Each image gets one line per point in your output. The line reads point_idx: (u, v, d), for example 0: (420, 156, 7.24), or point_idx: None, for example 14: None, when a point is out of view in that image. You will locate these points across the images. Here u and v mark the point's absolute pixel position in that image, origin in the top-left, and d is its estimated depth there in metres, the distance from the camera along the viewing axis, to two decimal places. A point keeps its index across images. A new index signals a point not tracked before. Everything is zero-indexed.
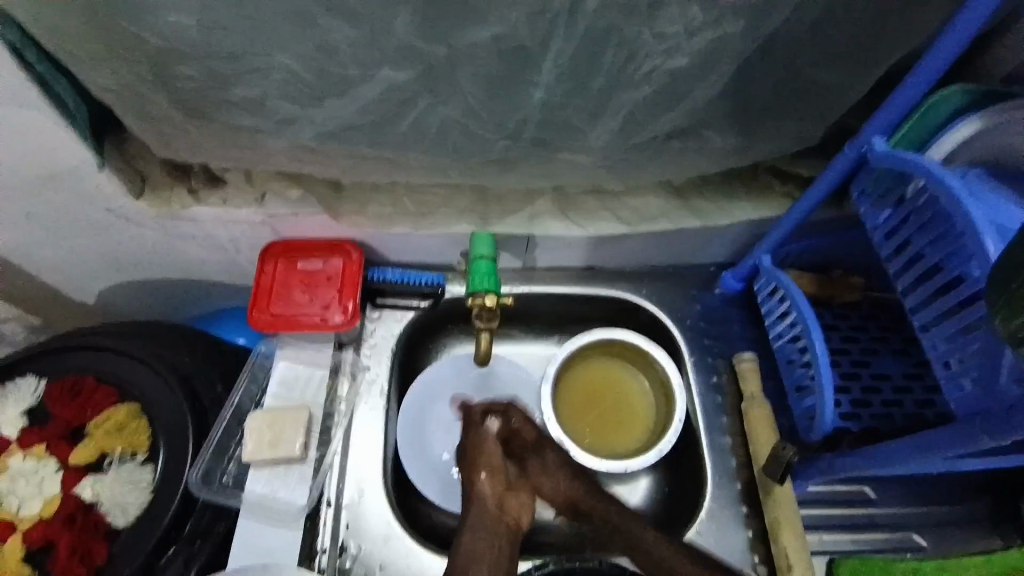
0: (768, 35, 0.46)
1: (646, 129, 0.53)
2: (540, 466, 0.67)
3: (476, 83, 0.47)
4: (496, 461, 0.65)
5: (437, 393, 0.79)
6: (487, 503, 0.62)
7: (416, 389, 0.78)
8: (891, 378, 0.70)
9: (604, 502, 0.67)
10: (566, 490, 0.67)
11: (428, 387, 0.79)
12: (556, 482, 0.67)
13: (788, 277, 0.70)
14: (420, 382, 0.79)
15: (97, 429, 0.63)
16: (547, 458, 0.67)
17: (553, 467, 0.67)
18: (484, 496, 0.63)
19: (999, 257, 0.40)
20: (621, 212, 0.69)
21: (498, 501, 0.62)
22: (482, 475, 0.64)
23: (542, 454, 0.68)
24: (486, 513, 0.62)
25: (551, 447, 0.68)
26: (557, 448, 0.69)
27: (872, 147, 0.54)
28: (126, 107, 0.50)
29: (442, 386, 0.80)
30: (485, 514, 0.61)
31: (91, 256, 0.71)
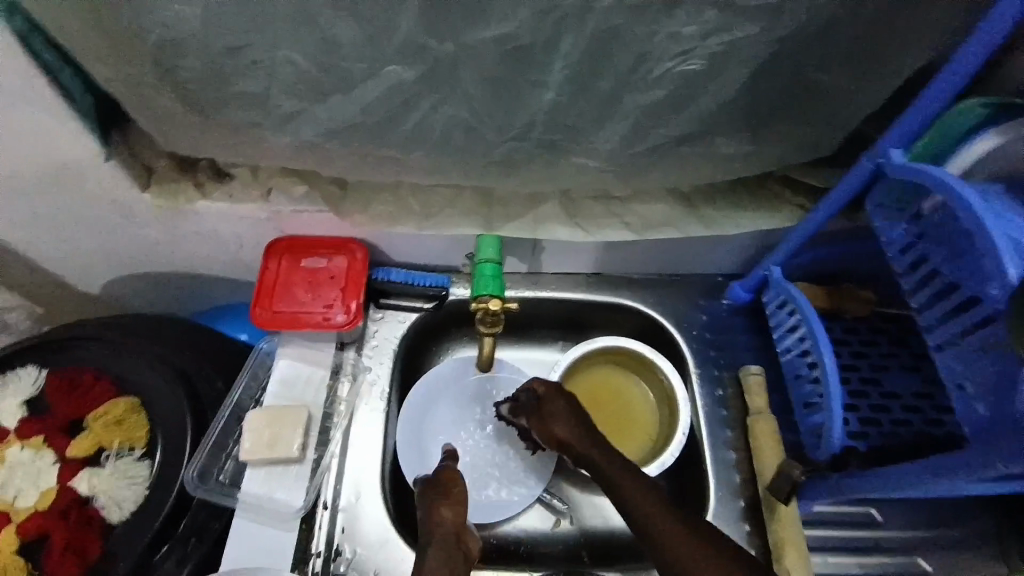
0: (785, 40, 0.45)
1: (655, 133, 0.52)
2: (547, 411, 0.67)
3: (483, 82, 0.46)
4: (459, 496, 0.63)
5: (439, 395, 0.79)
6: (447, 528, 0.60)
7: (417, 390, 0.78)
8: (901, 397, 0.68)
9: (597, 449, 0.63)
10: (562, 429, 0.65)
11: (430, 391, 0.78)
12: (559, 427, 0.66)
13: (797, 290, 0.69)
14: (421, 383, 0.79)
15: (96, 422, 0.62)
16: (552, 404, 0.67)
17: (560, 412, 0.66)
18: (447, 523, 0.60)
19: None
20: (628, 217, 0.67)
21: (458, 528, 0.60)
22: (445, 508, 0.62)
23: (553, 400, 0.67)
24: (448, 541, 0.59)
25: (559, 394, 0.68)
26: (567, 396, 0.68)
27: (889, 159, 0.52)
28: (130, 98, 0.49)
29: (444, 388, 0.79)
30: (446, 539, 0.59)
31: (95, 248, 0.71)
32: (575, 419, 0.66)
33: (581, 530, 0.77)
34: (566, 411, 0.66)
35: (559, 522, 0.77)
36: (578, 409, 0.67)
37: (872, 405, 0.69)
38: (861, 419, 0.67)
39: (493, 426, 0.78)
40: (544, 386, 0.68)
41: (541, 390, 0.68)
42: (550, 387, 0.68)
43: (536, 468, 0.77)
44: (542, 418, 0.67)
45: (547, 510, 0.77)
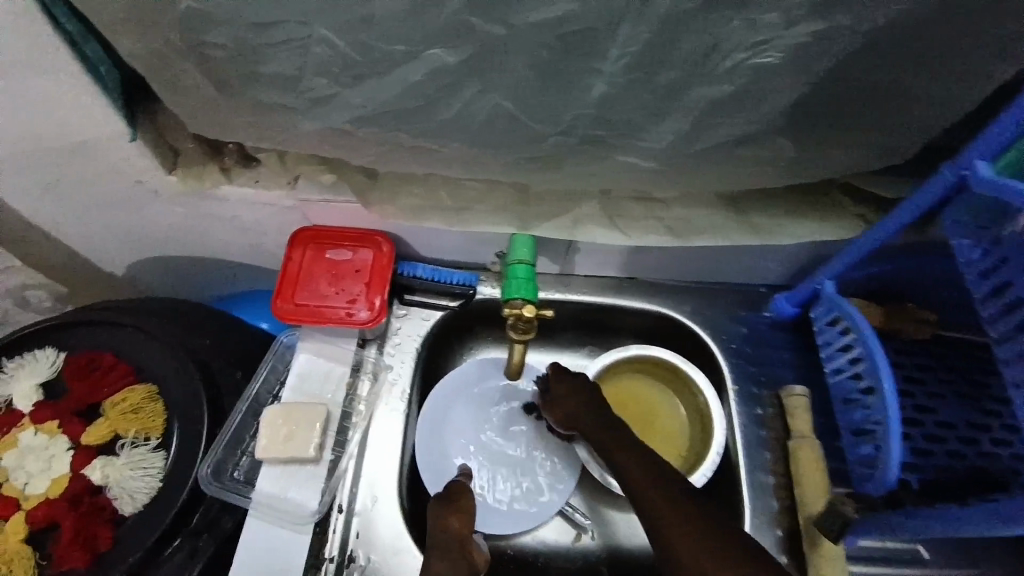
0: (873, 34, 0.40)
1: (714, 133, 0.47)
2: (553, 392, 0.68)
3: (532, 70, 0.42)
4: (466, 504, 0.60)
5: (460, 397, 0.76)
6: (450, 538, 0.57)
7: (438, 391, 0.75)
8: (957, 428, 0.64)
9: (593, 436, 0.63)
10: (561, 413, 0.67)
11: (449, 391, 0.76)
12: (560, 410, 0.67)
13: (853, 308, 0.63)
14: (443, 384, 0.76)
15: (113, 408, 0.60)
16: (555, 389, 0.68)
17: (558, 396, 0.67)
18: (449, 534, 0.57)
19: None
20: (671, 221, 0.63)
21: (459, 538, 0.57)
22: (454, 518, 0.58)
23: (553, 384, 0.69)
24: (449, 545, 0.56)
25: (562, 379, 0.68)
26: (571, 382, 0.67)
27: (974, 170, 0.47)
28: (156, 76, 0.46)
29: (466, 390, 0.76)
30: (448, 543, 0.56)
31: (119, 228, 0.69)
32: (570, 404, 0.66)
33: (603, 546, 0.73)
34: (571, 393, 0.66)
35: (580, 537, 0.73)
36: (577, 394, 0.66)
37: (926, 435, 0.64)
38: (914, 450, 0.63)
39: (517, 430, 0.75)
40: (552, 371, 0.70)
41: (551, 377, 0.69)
42: (559, 371, 0.69)
43: (558, 478, 0.74)
44: (551, 401, 0.69)
45: (568, 523, 0.74)
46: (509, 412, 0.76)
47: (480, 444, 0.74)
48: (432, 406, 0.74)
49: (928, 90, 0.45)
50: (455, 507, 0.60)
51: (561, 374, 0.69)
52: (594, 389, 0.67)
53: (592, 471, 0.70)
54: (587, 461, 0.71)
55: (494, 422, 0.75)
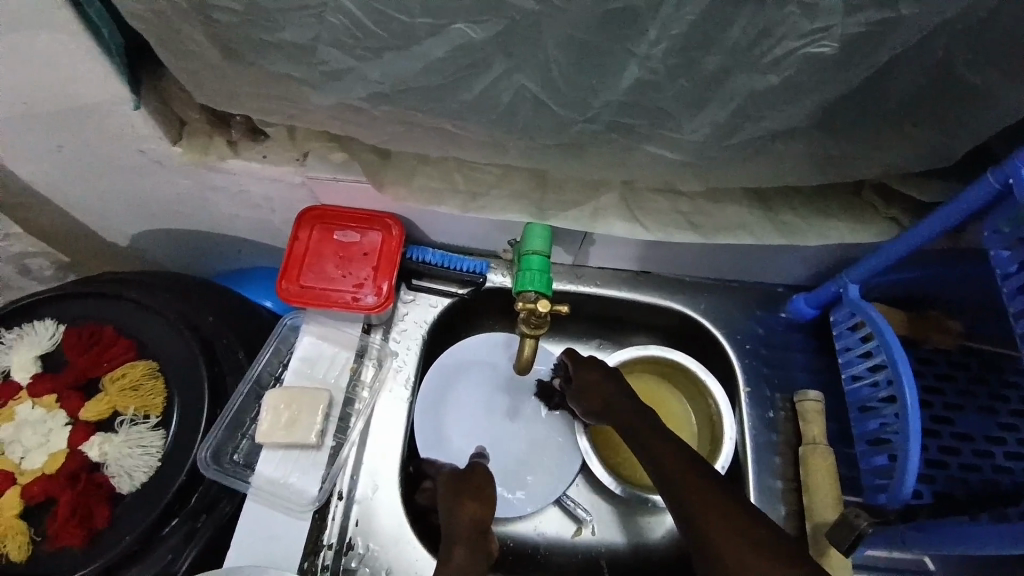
0: (936, 27, 0.37)
1: (751, 126, 0.45)
2: (583, 382, 0.63)
3: (563, 51, 0.40)
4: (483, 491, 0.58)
5: (463, 375, 0.74)
6: (460, 527, 0.54)
7: (440, 366, 0.74)
8: (974, 441, 0.62)
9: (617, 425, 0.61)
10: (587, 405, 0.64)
11: (442, 375, 0.74)
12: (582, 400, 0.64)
13: (876, 313, 0.61)
14: (445, 359, 0.74)
15: (112, 384, 0.59)
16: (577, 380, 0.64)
17: (581, 387, 0.63)
18: (461, 521, 0.55)
19: None
20: (695, 217, 0.61)
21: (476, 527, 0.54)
22: (469, 506, 0.56)
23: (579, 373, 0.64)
24: (471, 535, 0.54)
25: (581, 369, 0.64)
26: (588, 369, 0.64)
27: (1020, 179, 0.44)
28: (160, 39, 0.44)
29: (472, 367, 0.75)
30: (471, 536, 0.54)
31: (122, 198, 0.67)
32: (591, 399, 0.63)
33: (602, 541, 0.72)
34: (601, 387, 0.62)
35: (580, 531, 0.72)
36: (591, 386, 0.63)
37: (940, 446, 0.62)
38: (928, 460, 0.61)
39: (515, 411, 0.74)
40: (575, 363, 0.65)
41: (576, 369, 0.64)
42: (580, 361, 0.65)
43: (561, 460, 0.72)
44: (579, 393, 0.64)
45: (567, 517, 0.72)
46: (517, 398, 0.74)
47: (482, 429, 0.72)
48: (433, 381, 0.73)
49: (986, 87, 0.42)
50: (474, 493, 0.57)
51: (592, 363, 0.64)
52: (615, 383, 0.62)
53: (618, 491, 0.69)
54: (613, 484, 0.69)
55: (501, 403, 0.74)
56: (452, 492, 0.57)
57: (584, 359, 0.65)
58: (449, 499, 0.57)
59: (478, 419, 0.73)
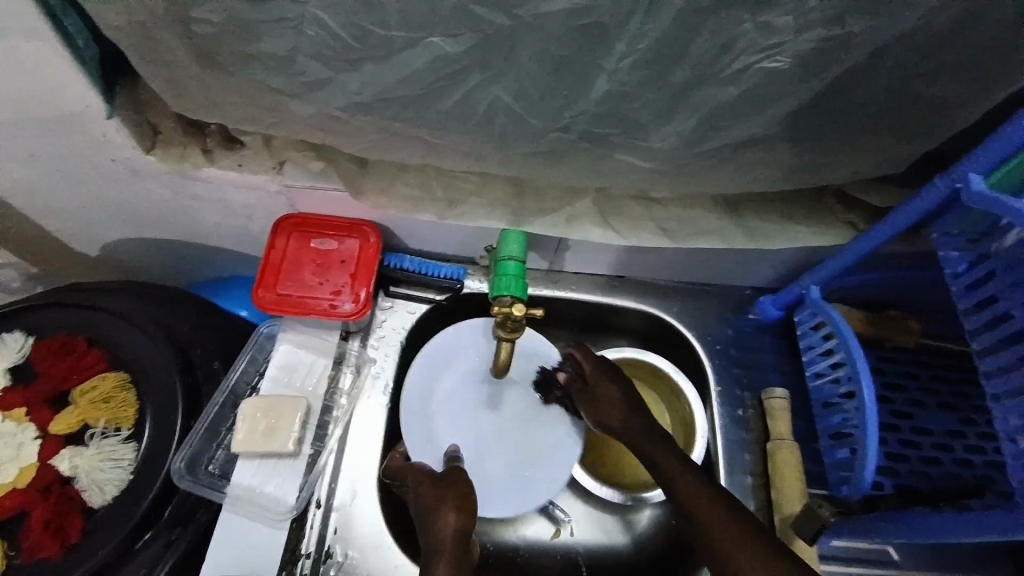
0: (883, 45, 0.40)
1: (717, 135, 0.47)
2: (599, 396, 0.66)
3: (536, 63, 0.41)
4: (462, 496, 0.58)
5: (450, 369, 0.69)
6: (443, 538, 0.55)
7: (423, 357, 0.69)
8: (933, 434, 0.65)
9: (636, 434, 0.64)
10: (615, 415, 0.65)
11: (428, 366, 0.69)
12: (609, 409, 0.65)
13: (837, 314, 0.64)
14: (431, 349, 0.70)
15: (83, 397, 0.58)
16: (605, 391, 0.66)
17: (608, 398, 0.66)
18: (444, 533, 0.55)
19: None
20: (666, 222, 0.63)
21: (458, 540, 0.55)
22: (452, 514, 0.56)
23: (603, 384, 0.66)
24: (456, 550, 0.54)
25: (608, 382, 0.66)
26: (614, 379, 0.67)
27: (967, 184, 0.47)
28: (138, 49, 0.44)
29: (459, 359, 0.70)
30: (456, 549, 0.55)
31: (95, 207, 0.66)
32: (620, 411, 0.65)
33: (580, 542, 0.72)
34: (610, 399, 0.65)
35: (560, 532, 0.72)
36: (628, 399, 0.66)
37: (901, 440, 0.65)
38: (889, 453, 0.63)
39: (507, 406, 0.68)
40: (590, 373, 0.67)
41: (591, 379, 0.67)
42: (599, 367, 0.67)
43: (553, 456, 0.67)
44: (592, 404, 0.66)
45: (546, 518, 0.73)
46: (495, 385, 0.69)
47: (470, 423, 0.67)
48: (417, 374, 0.69)
49: (933, 99, 0.45)
50: (459, 504, 0.57)
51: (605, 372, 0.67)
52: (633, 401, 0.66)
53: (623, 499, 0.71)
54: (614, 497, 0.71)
55: (478, 393, 0.69)
56: (433, 495, 0.58)
57: (608, 370, 0.67)
58: (427, 506, 0.57)
59: (466, 414, 0.68)
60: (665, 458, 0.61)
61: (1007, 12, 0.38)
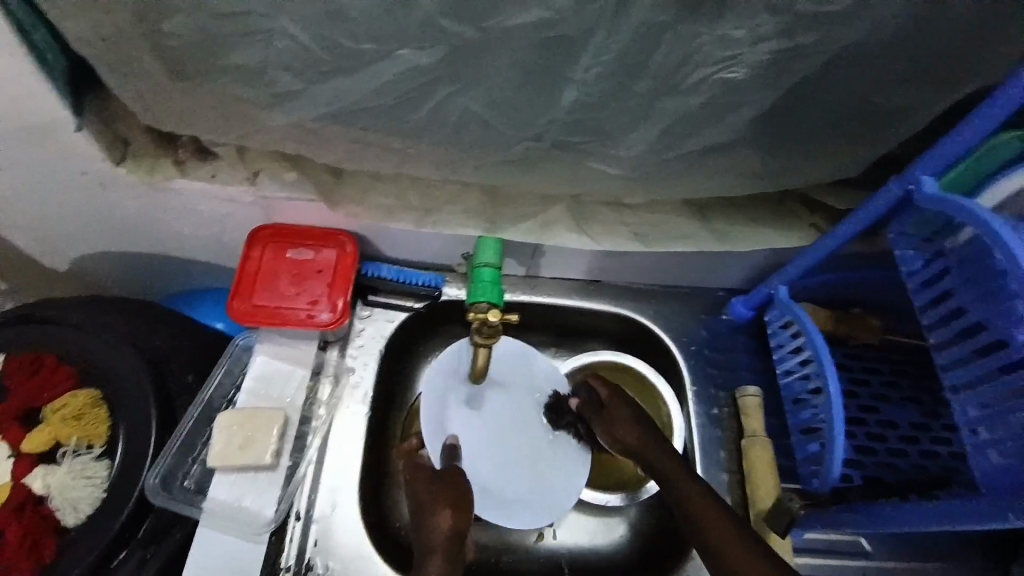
0: (834, 55, 0.41)
1: (682, 142, 0.49)
2: (613, 416, 0.64)
3: (504, 74, 0.42)
4: (458, 495, 0.57)
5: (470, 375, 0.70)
6: (435, 537, 0.54)
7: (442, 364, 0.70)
8: (899, 427, 0.67)
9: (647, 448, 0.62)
10: (633, 435, 0.63)
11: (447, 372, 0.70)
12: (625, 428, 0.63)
13: (804, 313, 0.66)
14: (450, 354, 0.70)
15: (54, 414, 0.57)
16: (617, 409, 0.64)
17: (622, 418, 0.64)
18: (436, 532, 0.54)
19: None
20: (638, 227, 0.64)
21: (454, 540, 0.54)
22: (446, 512, 0.55)
23: (618, 406, 0.64)
24: (450, 549, 0.53)
25: (621, 401, 0.65)
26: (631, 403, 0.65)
27: (920, 185, 0.49)
28: (106, 62, 0.43)
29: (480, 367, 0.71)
30: (450, 548, 0.54)
31: (63, 221, 0.65)
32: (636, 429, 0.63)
33: (563, 545, 0.73)
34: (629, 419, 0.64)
35: (542, 536, 0.73)
36: (642, 417, 0.64)
37: (868, 433, 0.66)
38: (858, 446, 0.65)
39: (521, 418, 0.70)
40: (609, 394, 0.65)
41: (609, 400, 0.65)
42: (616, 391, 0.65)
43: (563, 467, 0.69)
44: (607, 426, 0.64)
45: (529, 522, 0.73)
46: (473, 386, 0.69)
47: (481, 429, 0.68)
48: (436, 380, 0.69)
49: (885, 105, 0.47)
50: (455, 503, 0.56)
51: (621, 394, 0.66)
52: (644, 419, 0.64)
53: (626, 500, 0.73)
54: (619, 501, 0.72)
55: (458, 392, 0.69)
56: (429, 494, 0.57)
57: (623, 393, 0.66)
58: (421, 505, 0.57)
59: (480, 419, 0.69)
60: (665, 463, 0.60)
61: (944, 25, 0.40)
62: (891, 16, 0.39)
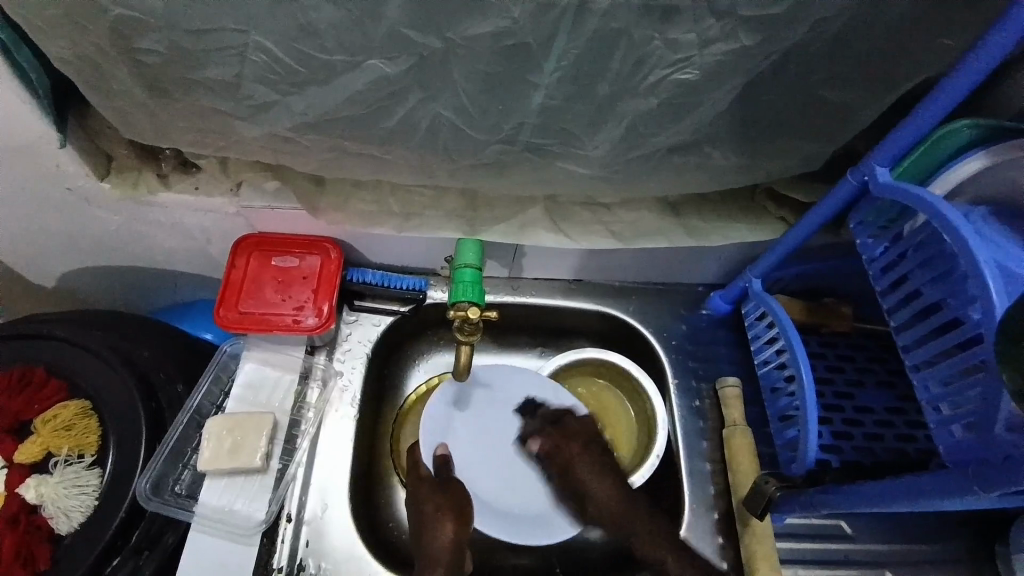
0: (782, 53, 0.44)
1: (645, 142, 0.51)
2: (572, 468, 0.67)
3: (470, 80, 0.44)
4: (459, 505, 0.63)
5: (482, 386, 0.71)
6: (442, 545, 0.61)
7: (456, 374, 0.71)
8: (875, 412, 0.68)
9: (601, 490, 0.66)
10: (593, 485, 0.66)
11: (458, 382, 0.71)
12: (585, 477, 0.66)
13: (777, 304, 0.68)
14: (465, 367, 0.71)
15: (44, 425, 0.58)
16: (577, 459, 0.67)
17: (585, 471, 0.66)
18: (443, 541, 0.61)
19: (994, 320, 0.41)
20: (613, 225, 0.66)
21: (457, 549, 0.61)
22: (450, 524, 0.62)
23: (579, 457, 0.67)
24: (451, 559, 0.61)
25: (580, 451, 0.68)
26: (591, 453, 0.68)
27: (874, 176, 0.51)
28: (87, 80, 0.45)
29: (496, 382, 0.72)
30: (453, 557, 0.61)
31: (48, 237, 0.67)
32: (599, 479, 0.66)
33: None
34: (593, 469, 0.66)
35: None
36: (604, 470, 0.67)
37: (845, 419, 0.67)
38: (835, 432, 0.66)
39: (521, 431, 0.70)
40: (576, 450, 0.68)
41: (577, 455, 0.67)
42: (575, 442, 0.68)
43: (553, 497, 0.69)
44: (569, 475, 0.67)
45: None
46: (462, 385, 0.70)
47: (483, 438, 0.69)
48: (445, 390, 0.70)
49: (837, 99, 0.49)
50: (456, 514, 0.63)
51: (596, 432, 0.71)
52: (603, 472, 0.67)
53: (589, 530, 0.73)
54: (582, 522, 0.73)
55: (446, 390, 0.70)
56: (434, 504, 0.63)
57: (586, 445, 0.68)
58: (428, 514, 0.63)
59: (484, 428, 0.70)
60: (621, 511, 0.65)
61: (880, 22, 0.43)
62: (831, 16, 0.41)
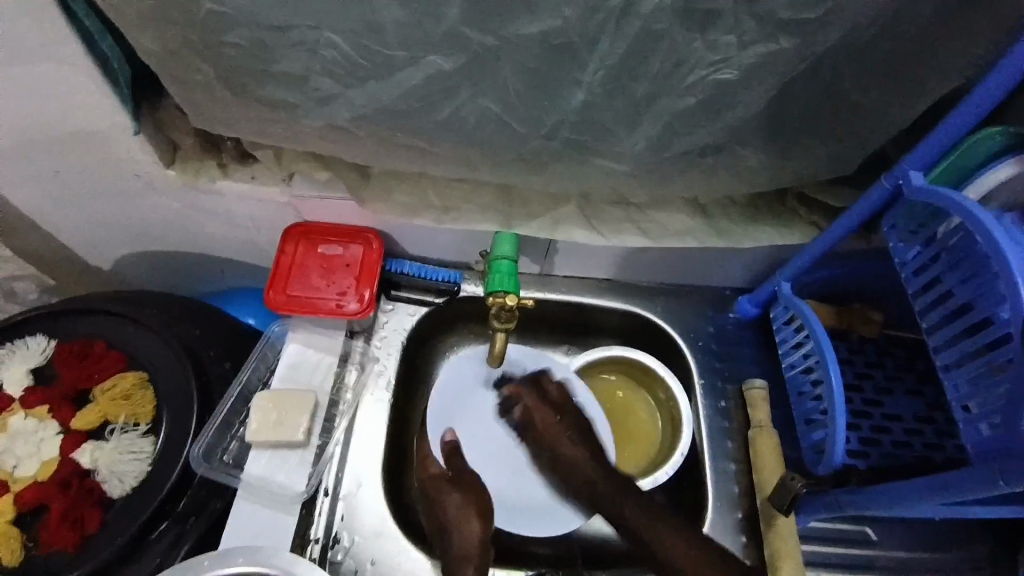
0: (818, 57, 0.46)
1: (681, 140, 0.53)
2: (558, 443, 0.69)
3: (519, 77, 0.47)
4: (473, 501, 0.67)
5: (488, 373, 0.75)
6: (467, 545, 0.64)
7: (462, 359, 0.75)
8: (903, 419, 0.68)
9: (592, 470, 0.68)
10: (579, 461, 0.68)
11: (462, 369, 0.75)
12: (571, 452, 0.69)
13: (807, 307, 0.69)
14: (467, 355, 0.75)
15: (103, 395, 0.62)
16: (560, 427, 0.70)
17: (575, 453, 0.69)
18: (469, 538, 0.64)
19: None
20: (644, 224, 0.68)
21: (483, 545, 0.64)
22: (474, 521, 0.65)
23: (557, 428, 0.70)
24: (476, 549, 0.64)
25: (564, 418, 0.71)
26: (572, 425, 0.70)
27: (908, 179, 0.52)
28: (169, 70, 0.49)
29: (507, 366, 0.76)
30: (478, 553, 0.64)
31: (113, 220, 0.71)
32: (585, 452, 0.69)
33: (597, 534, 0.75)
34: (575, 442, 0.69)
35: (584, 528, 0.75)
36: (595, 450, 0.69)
37: (873, 426, 0.67)
38: (862, 438, 0.66)
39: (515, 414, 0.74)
40: (553, 425, 0.70)
41: (556, 439, 0.69)
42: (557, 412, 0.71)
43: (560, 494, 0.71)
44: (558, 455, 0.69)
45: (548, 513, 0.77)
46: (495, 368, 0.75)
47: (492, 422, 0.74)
48: (453, 378, 0.74)
49: (871, 104, 0.51)
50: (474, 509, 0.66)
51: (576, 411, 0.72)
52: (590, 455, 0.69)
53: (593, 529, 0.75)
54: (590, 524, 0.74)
55: (479, 372, 0.75)
56: (455, 504, 0.66)
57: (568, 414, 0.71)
58: (448, 517, 0.66)
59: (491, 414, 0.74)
60: (627, 510, 0.65)
61: (917, 28, 0.44)
62: (867, 22, 0.43)
